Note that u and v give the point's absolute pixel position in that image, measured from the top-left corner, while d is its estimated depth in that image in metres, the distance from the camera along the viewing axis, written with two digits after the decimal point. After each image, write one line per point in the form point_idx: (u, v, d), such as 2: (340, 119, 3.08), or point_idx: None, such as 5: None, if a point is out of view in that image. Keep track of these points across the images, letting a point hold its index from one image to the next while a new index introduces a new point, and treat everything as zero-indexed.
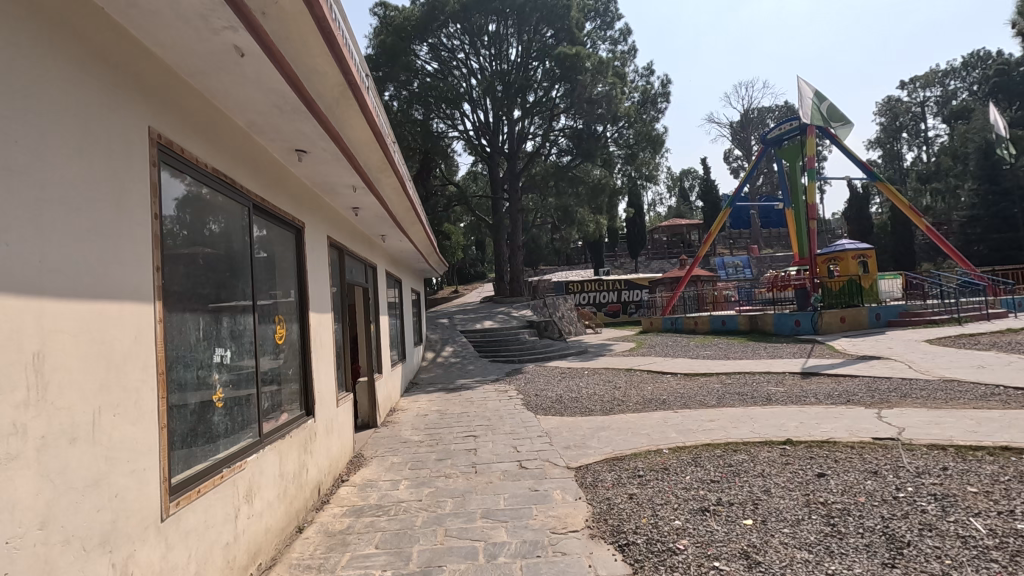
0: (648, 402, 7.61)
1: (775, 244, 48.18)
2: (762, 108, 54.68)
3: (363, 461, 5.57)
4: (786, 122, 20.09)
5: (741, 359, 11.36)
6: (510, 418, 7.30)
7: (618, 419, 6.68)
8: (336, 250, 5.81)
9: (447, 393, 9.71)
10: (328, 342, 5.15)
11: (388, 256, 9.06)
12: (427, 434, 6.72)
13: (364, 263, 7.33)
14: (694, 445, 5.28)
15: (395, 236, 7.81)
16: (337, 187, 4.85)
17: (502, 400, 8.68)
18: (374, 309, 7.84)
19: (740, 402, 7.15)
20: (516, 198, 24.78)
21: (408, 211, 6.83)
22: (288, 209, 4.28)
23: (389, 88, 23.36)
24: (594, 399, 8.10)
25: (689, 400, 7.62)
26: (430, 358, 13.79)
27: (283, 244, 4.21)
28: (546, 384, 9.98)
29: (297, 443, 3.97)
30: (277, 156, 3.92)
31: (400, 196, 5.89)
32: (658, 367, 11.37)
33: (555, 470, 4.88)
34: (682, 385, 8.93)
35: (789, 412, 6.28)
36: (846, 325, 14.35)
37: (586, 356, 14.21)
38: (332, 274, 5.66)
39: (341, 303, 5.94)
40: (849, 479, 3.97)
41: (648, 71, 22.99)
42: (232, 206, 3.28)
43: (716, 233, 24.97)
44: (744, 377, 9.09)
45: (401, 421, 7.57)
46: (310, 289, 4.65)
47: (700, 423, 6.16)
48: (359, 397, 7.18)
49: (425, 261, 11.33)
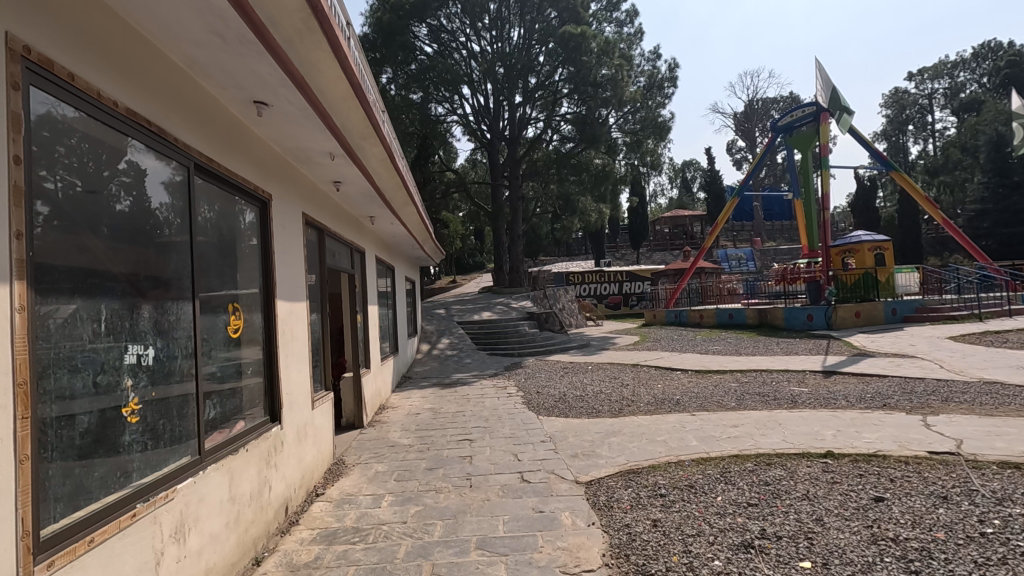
0: (661, 403, 6.98)
1: (779, 236, 47.51)
2: (767, 99, 53.78)
3: (344, 470, 4.92)
4: (798, 107, 19.11)
5: (755, 355, 10.74)
6: (509, 419, 6.65)
7: (630, 422, 6.04)
8: (315, 230, 5.11)
9: (441, 389, 9.06)
10: (303, 337, 4.47)
11: (378, 241, 8.33)
12: (417, 436, 6.08)
13: (350, 246, 6.63)
14: (720, 456, 4.63)
15: (385, 217, 7.09)
16: (312, 155, 4.15)
17: (501, 398, 8.04)
18: (361, 299, 7.15)
19: (763, 405, 6.52)
20: (516, 185, 24.03)
21: (398, 190, 6.09)
22: (251, 177, 3.58)
23: (386, 71, 22.70)
24: (601, 398, 7.46)
25: (704, 401, 6.98)
26: (425, 350, 13.15)
27: (243, 219, 3.50)
28: (548, 380, 9.34)
29: (257, 457, 3.31)
30: (233, 109, 3.23)
31: (388, 169, 5.16)
32: (666, 362, 10.75)
33: (562, 485, 4.24)
34: (695, 383, 8.30)
35: (822, 417, 5.63)
36: (861, 320, 13.73)
37: (588, 350, 13.59)
38: (310, 258, 4.96)
39: (321, 290, 5.25)
40: (916, 507, 3.33)
41: (655, 54, 22.18)
42: (166, 165, 2.59)
43: (723, 224, 24.10)
44: (762, 375, 8.45)
45: (391, 420, 6.92)
46: (279, 275, 3.95)
47: (722, 428, 5.53)
48: (344, 394, 6.55)
49: (421, 247, 10.65)
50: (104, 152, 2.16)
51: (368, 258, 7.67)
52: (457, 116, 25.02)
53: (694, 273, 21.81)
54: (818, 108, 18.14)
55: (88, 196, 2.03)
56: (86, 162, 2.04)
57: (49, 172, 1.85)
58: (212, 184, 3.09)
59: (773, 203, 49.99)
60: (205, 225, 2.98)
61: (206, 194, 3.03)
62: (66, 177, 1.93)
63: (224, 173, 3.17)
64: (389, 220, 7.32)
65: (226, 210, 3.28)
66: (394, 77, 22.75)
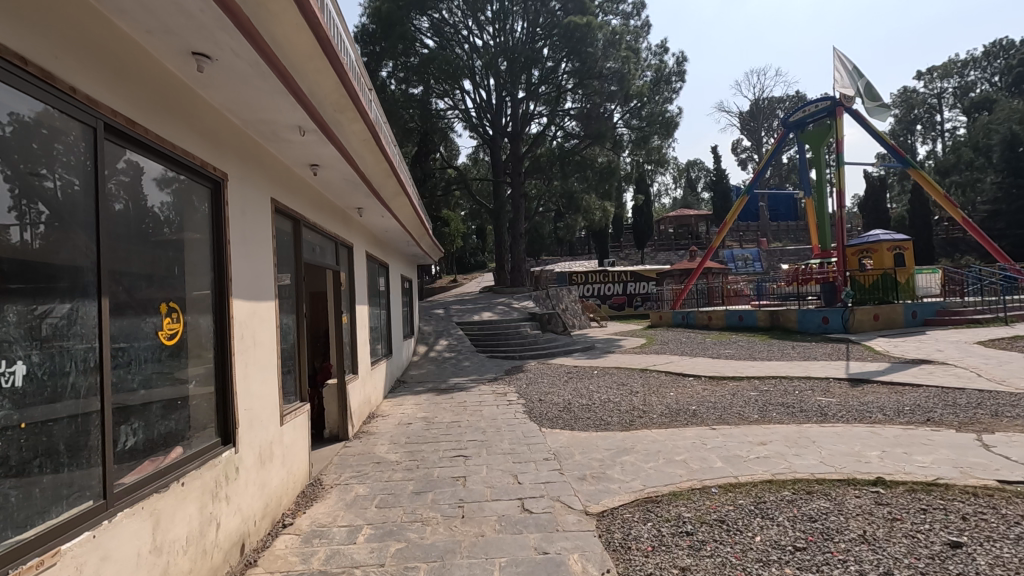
0: (676, 414, 6.34)
1: (785, 237, 46.77)
2: (773, 97, 53.01)
3: (320, 494, 4.31)
4: (811, 103, 18.39)
5: (771, 361, 10.10)
6: (509, 431, 6.03)
7: (643, 437, 5.42)
8: (288, 219, 4.48)
9: (436, 395, 8.45)
10: (270, 341, 3.85)
11: (369, 235, 7.68)
12: (406, 451, 5.46)
13: (334, 240, 6.00)
14: (752, 481, 4.00)
15: (374, 208, 6.46)
16: (277, 128, 3.53)
17: (500, 406, 7.42)
18: (348, 299, 6.51)
19: (789, 418, 5.88)
20: (518, 182, 23.42)
21: (386, 176, 5.49)
22: (200, 153, 2.99)
23: (386, 66, 22.13)
24: (609, 408, 6.83)
25: (723, 412, 6.33)
26: (422, 352, 12.53)
27: (187, 202, 2.92)
28: (551, 386, 8.71)
29: (199, 490, 2.72)
30: (170, 67, 2.66)
31: (372, 150, 4.54)
32: (677, 367, 10.13)
33: (568, 517, 3.63)
34: (710, 392, 7.66)
35: (862, 434, 4.99)
36: (879, 323, 13.07)
37: (592, 353, 12.96)
38: (282, 251, 4.35)
39: (296, 288, 4.64)
40: (1005, 558, 2.71)
41: (662, 48, 21.51)
42: (68, 126, 2.05)
43: (732, 223, 23.24)
44: (782, 383, 7.81)
45: (379, 431, 6.31)
46: (236, 270, 3.34)
47: (747, 445, 4.91)
48: (328, 404, 5.97)
49: (416, 243, 10.06)
50: (105, 153, 2.26)
51: (357, 253, 7.03)
52: (459, 111, 24.40)
53: (702, 274, 21.19)
54: (833, 102, 17.43)
55: (85, 197, 2.10)
56: (86, 161, 2.13)
57: (49, 170, 1.95)
58: (144, 158, 2.55)
59: (779, 203, 49.38)
60: (132, 206, 2.45)
61: (135, 168, 2.49)
62: (66, 176, 2.03)
63: (161, 146, 2.63)
64: (379, 211, 6.69)
65: (164, 189, 2.71)
66: (394, 70, 22.18)
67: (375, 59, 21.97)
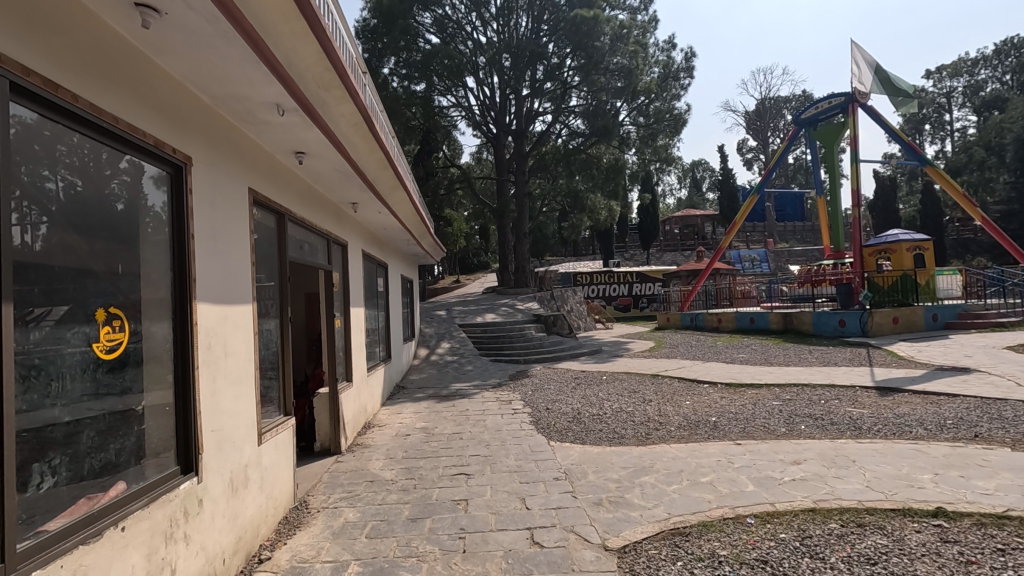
0: (695, 426, 5.86)
1: (792, 237, 46.15)
2: (779, 97, 52.42)
3: (305, 521, 3.86)
4: (824, 99, 17.85)
5: (789, 366, 9.62)
6: (516, 445, 5.58)
7: (663, 453, 4.95)
8: (269, 212, 4.01)
9: (436, 403, 7.98)
10: (247, 350, 3.39)
11: (365, 232, 7.22)
12: (403, 468, 4.99)
13: (326, 236, 5.54)
14: (792, 510, 3.53)
15: (369, 203, 6.02)
16: (251, 105, 3.06)
17: (505, 415, 6.97)
18: (342, 301, 6.06)
19: (820, 432, 5.39)
20: (523, 181, 22.98)
21: (381, 166, 5.04)
22: (159, 132, 2.57)
23: (388, 63, 21.76)
24: (621, 418, 6.35)
25: (747, 425, 5.84)
26: (422, 356, 12.06)
27: (142, 190, 2.50)
28: (558, 393, 8.25)
29: (150, 531, 2.29)
30: (116, 25, 2.23)
31: (363, 134, 4.09)
32: (689, 373, 9.67)
33: (585, 552, 3.17)
34: (728, 400, 7.17)
35: (908, 452, 4.51)
36: (899, 326, 12.55)
37: (600, 357, 12.48)
38: (262, 248, 3.88)
39: (281, 289, 4.19)
40: None
41: (670, 43, 21.06)
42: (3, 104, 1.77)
43: (741, 222, 22.72)
44: (806, 391, 7.34)
45: (374, 444, 5.84)
46: (201, 270, 2.87)
47: (779, 464, 4.42)
48: (320, 413, 5.51)
49: (417, 242, 9.67)
50: (106, 152, 2.26)
51: (353, 251, 6.58)
52: (463, 109, 23.98)
53: (710, 275, 20.66)
54: (848, 99, 16.95)
55: (88, 196, 2.15)
56: (88, 162, 2.15)
57: (51, 171, 1.97)
58: (90, 140, 2.17)
59: (785, 202, 48.87)
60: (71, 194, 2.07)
61: (73, 148, 2.09)
62: (69, 177, 2.06)
63: (104, 121, 2.20)
64: (374, 207, 6.23)
65: (114, 174, 2.32)
66: (397, 67, 21.79)
67: (376, 56, 21.58)
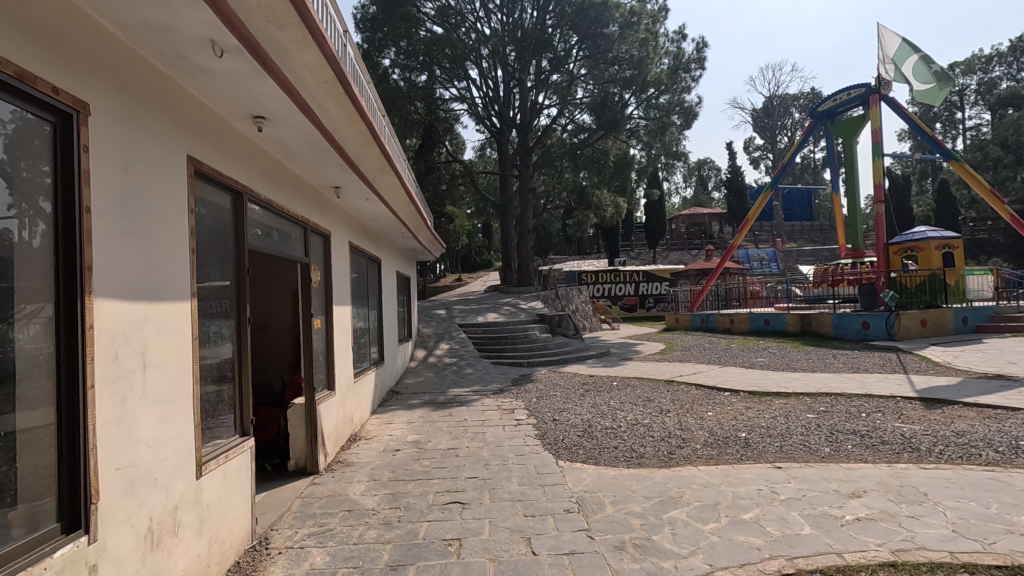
0: (725, 444, 5.13)
1: (802, 237, 45.20)
2: (787, 95, 51.49)
3: (261, 566, 3.15)
4: (843, 90, 17.04)
5: (815, 373, 8.87)
6: (520, 465, 4.86)
7: (692, 479, 4.22)
8: (220, 189, 3.30)
9: (431, 412, 7.26)
10: (181, 359, 2.69)
11: (353, 223, 6.54)
12: (388, 494, 4.27)
13: (303, 224, 4.84)
14: (867, 564, 2.81)
15: (353, 189, 5.35)
16: (177, 42, 2.37)
17: (508, 427, 6.25)
18: (322, 299, 5.36)
19: (872, 453, 4.65)
20: (526, 176, 22.18)
21: (362, 142, 4.37)
22: (39, 72, 1.91)
23: (389, 54, 21.17)
24: (638, 433, 5.62)
25: (784, 442, 5.11)
26: (420, 358, 11.34)
27: (16, 148, 1.87)
28: (566, 401, 7.53)
29: None
30: None
31: (336, 94, 3.41)
32: (707, 378, 8.94)
33: None
34: (756, 412, 6.44)
35: (990, 484, 3.77)
36: (927, 329, 11.80)
37: (608, 360, 11.74)
38: (209, 231, 3.18)
39: (240, 285, 3.48)
40: None
41: (680, 34, 20.30)
42: None
43: (754, 220, 21.87)
44: (843, 402, 6.59)
45: (358, 461, 5.13)
46: (104, 255, 2.16)
47: (834, 496, 3.70)
48: (295, 427, 4.81)
49: (413, 236, 8.98)
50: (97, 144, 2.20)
51: (338, 243, 5.89)
52: (466, 102, 23.25)
53: (721, 274, 19.89)
54: (869, 90, 16.16)
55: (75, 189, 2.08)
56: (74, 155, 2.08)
57: (28, 159, 1.91)
58: None
59: (793, 201, 48.08)
60: None
61: None
62: (47, 164, 1.98)
63: None
64: (359, 193, 5.56)
65: None
66: (397, 57, 21.11)
67: (376, 46, 21.10)
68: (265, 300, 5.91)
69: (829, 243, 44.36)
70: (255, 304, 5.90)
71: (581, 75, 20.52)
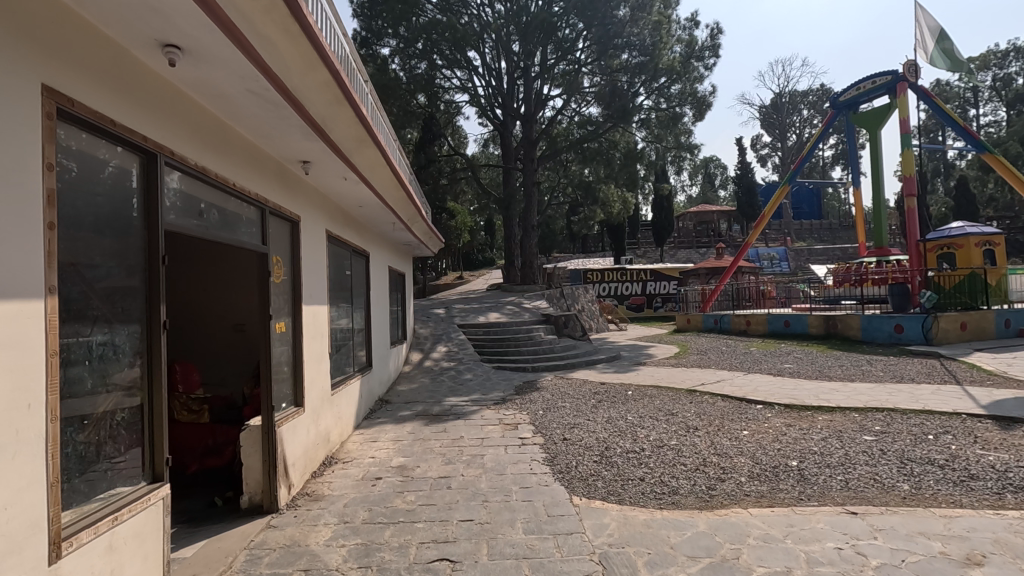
0: (775, 475, 4.22)
1: (812, 236, 44.14)
2: (796, 92, 50.40)
3: None
4: (868, 78, 16.06)
5: (855, 382, 7.95)
6: (525, 503, 3.95)
7: (746, 529, 3.30)
8: (115, 144, 2.41)
9: (423, 427, 6.34)
10: (22, 387, 1.81)
11: (331, 208, 5.63)
12: (358, 547, 3.36)
13: (259, 204, 3.93)
14: None
15: (325, 164, 4.45)
16: None
17: (511, 449, 5.35)
18: (288, 297, 4.49)
19: (967, 493, 3.71)
20: (530, 170, 21.23)
21: (331, 100, 3.46)
22: None
23: (388, 43, 20.48)
24: (666, 459, 4.69)
25: (848, 474, 4.18)
26: (414, 361, 10.42)
27: None
28: (576, 415, 6.63)
29: None
30: None
31: (281, 21, 2.49)
32: (733, 388, 8.04)
33: None
34: (800, 432, 5.53)
35: None
36: (967, 333, 10.88)
37: (619, 364, 10.81)
38: (98, 201, 2.30)
39: (152, 276, 2.59)
40: None
41: (693, 20, 19.32)
42: None
43: (768, 216, 20.88)
44: (901, 421, 5.67)
45: (329, 496, 4.22)
46: None
47: (946, 564, 2.77)
48: (248, 456, 3.93)
49: (405, 227, 8.11)
50: None
51: (311, 230, 4.98)
52: (467, 93, 22.38)
53: (735, 272, 18.98)
54: (896, 77, 15.15)
55: None
56: None
57: None
58: None
59: (802, 199, 47.53)
60: None
61: None
62: None
63: None
64: (334, 171, 4.67)
65: None
66: (396, 46, 20.37)
67: (375, 34, 20.41)
68: (238, 296, 5.05)
69: (839, 242, 43.38)
70: (227, 301, 5.04)
71: (586, 63, 19.62)
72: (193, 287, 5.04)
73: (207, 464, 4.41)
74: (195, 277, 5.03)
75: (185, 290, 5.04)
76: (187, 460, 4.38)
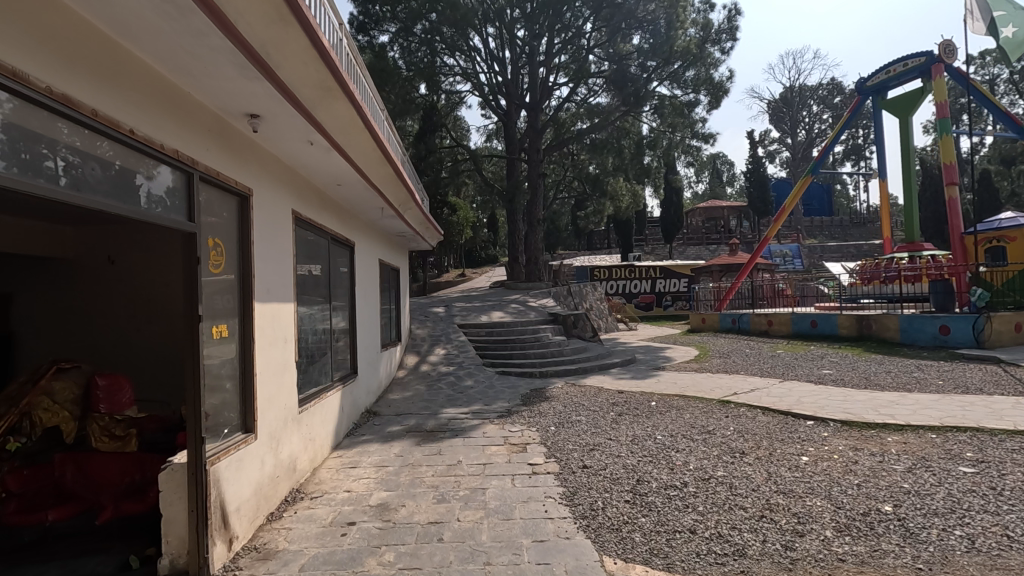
0: (871, 528, 3.19)
1: (823, 233, 42.98)
2: (805, 86, 49.23)
3: None
4: (898, 60, 14.97)
5: (914, 392, 6.91)
6: (541, 567, 2.95)
7: None
8: (54, 115, 2.16)
9: (413, 448, 5.32)
10: None
11: (301, 184, 4.62)
12: None
13: (184, 167, 2.95)
14: None
15: (280, 120, 3.45)
16: None
17: (520, 480, 4.34)
18: (234, 292, 3.51)
19: None
20: (536, 161, 20.19)
21: (269, 16, 2.47)
22: None
23: (387, 30, 19.58)
24: (718, 501, 3.67)
25: (968, 529, 3.15)
26: (409, 366, 9.41)
27: None
28: (596, 433, 5.64)
29: None
30: None
31: None
32: (773, 397, 7.04)
33: None
34: (876, 459, 4.50)
35: None
36: (1022, 336, 9.82)
37: (636, 369, 9.78)
38: None
39: None
40: None
41: (708, 3, 18.25)
42: None
43: (788, 210, 19.76)
44: (998, 446, 4.64)
45: (283, 554, 3.22)
46: None
47: None
48: (167, 506, 2.93)
49: (398, 215, 7.12)
50: None
51: (270, 208, 3.98)
52: (470, 81, 21.39)
53: (752, 270, 17.90)
54: (931, 58, 14.04)
55: None
56: None
57: None
58: None
59: (813, 196, 46.35)
60: None
61: None
62: None
63: None
64: (295, 132, 3.67)
65: None
66: (395, 33, 19.46)
67: (373, 21, 19.48)
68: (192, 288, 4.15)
69: (851, 239, 42.23)
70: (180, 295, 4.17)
71: (595, 48, 18.54)
72: (152, 277, 4.26)
73: (125, 508, 3.47)
74: (153, 265, 4.25)
75: (140, 281, 4.25)
76: (104, 502, 3.49)
